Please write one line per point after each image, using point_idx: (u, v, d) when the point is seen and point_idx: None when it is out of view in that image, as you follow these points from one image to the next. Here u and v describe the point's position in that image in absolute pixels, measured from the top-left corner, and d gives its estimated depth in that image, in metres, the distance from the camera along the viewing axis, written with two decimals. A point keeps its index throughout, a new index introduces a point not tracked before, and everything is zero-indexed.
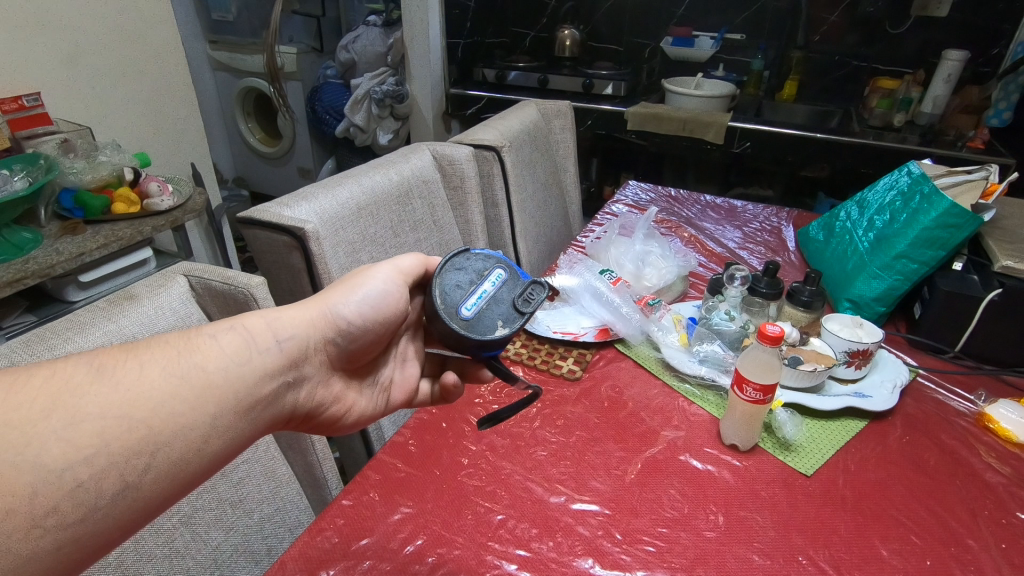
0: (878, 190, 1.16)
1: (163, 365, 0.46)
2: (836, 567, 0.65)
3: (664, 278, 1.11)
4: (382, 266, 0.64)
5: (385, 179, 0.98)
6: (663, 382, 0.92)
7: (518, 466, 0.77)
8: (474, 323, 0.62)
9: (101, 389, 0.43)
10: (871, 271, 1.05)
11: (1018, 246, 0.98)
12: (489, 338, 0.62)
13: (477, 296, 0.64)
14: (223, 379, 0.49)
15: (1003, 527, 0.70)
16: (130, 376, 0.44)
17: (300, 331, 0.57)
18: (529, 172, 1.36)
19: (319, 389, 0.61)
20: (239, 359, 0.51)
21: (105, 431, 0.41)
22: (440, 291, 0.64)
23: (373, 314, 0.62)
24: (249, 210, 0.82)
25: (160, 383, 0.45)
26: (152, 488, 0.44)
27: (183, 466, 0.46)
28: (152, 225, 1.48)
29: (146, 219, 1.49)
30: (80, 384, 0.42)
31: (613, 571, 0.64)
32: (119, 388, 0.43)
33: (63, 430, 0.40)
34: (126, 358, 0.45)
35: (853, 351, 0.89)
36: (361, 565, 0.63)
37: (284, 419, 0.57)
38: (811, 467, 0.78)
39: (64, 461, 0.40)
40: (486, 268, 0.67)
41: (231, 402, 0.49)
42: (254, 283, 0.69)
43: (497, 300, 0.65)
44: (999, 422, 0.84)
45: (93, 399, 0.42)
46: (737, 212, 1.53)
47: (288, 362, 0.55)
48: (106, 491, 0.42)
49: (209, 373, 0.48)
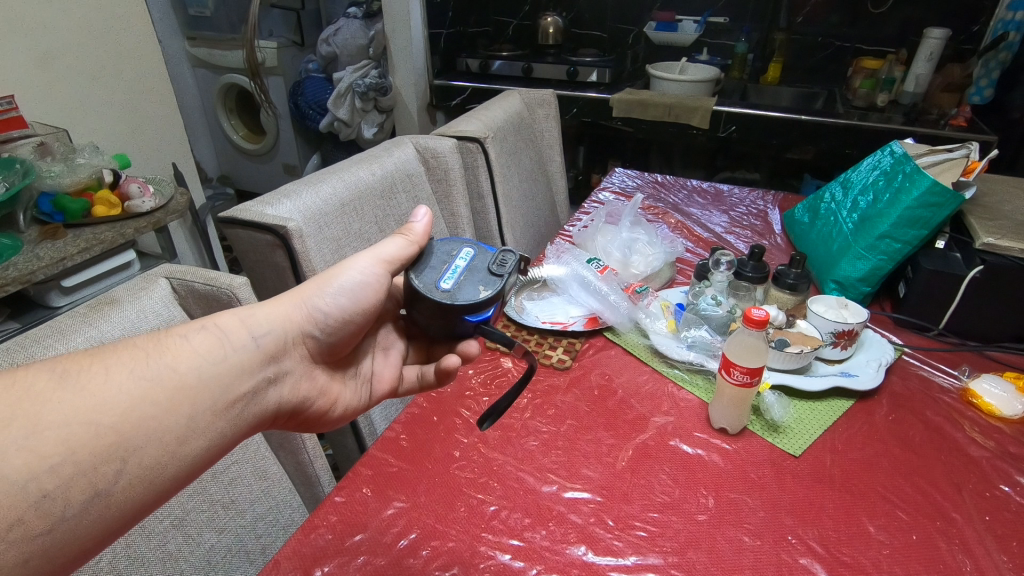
0: (861, 170, 1.17)
1: (131, 367, 0.46)
2: (825, 545, 0.66)
3: (651, 265, 1.12)
4: (358, 256, 0.62)
5: (368, 174, 0.98)
6: (652, 368, 0.93)
7: (510, 456, 0.77)
8: (456, 291, 0.61)
9: (65, 395, 0.43)
10: (855, 252, 1.06)
11: (998, 223, 0.99)
12: (476, 302, 0.61)
13: (453, 270, 0.63)
14: (195, 378, 0.50)
15: (987, 500, 0.72)
16: (94, 380, 0.45)
17: (276, 326, 0.57)
18: (515, 163, 1.35)
19: (302, 384, 0.62)
20: (212, 357, 0.51)
21: (71, 438, 0.42)
22: (414, 271, 0.63)
23: (351, 307, 0.62)
24: (230, 209, 0.81)
25: (127, 386, 0.46)
26: (126, 493, 0.45)
27: (158, 469, 0.46)
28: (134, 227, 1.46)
29: (128, 220, 1.48)
30: (43, 392, 0.43)
31: (606, 557, 0.65)
32: (83, 393, 0.44)
33: (25, 439, 0.40)
34: (91, 363, 0.46)
35: (839, 332, 0.89)
36: (355, 560, 0.64)
37: (268, 416, 0.58)
38: (799, 448, 0.79)
39: (28, 472, 0.40)
40: (454, 249, 0.67)
41: (207, 402, 0.50)
42: (236, 283, 0.67)
43: (473, 269, 0.64)
44: (982, 397, 0.85)
45: (59, 405, 0.42)
46: (723, 196, 1.53)
47: (264, 357, 0.56)
48: (75, 499, 0.42)
49: (181, 373, 0.49)
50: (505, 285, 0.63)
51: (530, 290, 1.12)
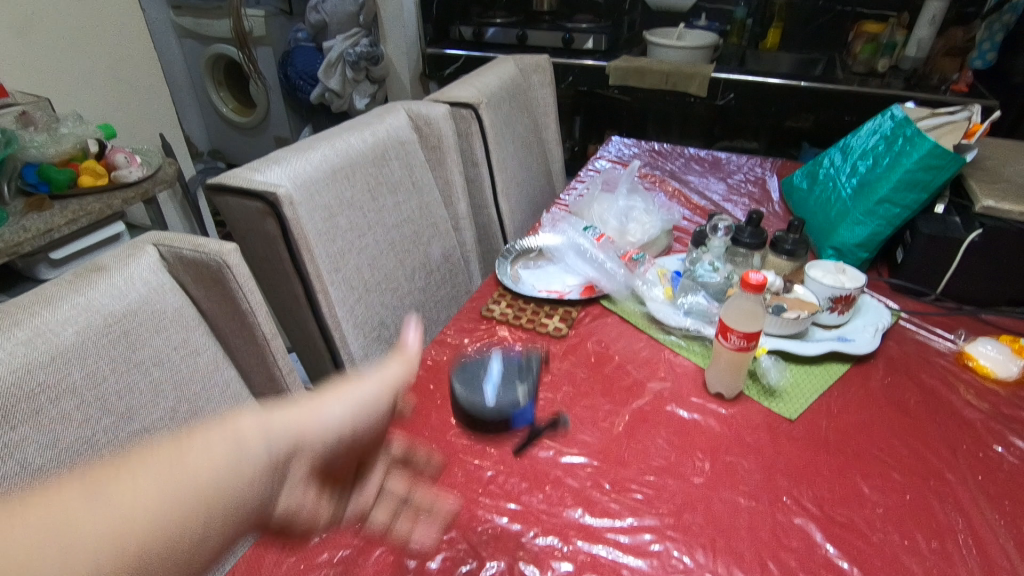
0: (862, 135, 1.15)
1: (158, 471, 0.41)
2: (820, 506, 0.67)
3: (648, 232, 1.11)
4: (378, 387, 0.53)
5: (360, 141, 0.95)
6: (649, 335, 0.93)
7: (507, 421, 0.78)
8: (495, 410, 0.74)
9: (93, 519, 0.38)
10: (854, 218, 1.05)
11: (998, 185, 0.98)
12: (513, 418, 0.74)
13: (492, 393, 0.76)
14: (230, 481, 0.43)
15: (980, 460, 0.72)
16: (120, 495, 0.39)
17: (319, 421, 0.50)
18: (509, 130, 1.33)
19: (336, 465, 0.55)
20: (237, 460, 0.44)
21: (97, 552, 0.37)
22: (480, 410, 0.74)
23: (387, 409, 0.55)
24: (218, 175, 0.79)
25: (153, 495, 0.40)
26: None
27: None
28: (121, 198, 1.45)
29: (116, 191, 1.46)
30: (71, 513, 0.38)
31: (603, 520, 0.65)
32: (109, 505, 0.39)
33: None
34: (113, 476, 0.40)
35: (836, 297, 0.89)
36: (353, 525, 0.64)
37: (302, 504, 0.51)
38: (795, 412, 0.79)
39: None
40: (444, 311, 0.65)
41: (241, 513, 0.44)
42: (226, 251, 0.63)
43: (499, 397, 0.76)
44: (978, 360, 0.86)
45: (86, 531, 0.38)
46: (721, 163, 1.51)
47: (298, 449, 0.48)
48: None
49: (213, 480, 0.43)
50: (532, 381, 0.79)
51: (525, 258, 1.11)
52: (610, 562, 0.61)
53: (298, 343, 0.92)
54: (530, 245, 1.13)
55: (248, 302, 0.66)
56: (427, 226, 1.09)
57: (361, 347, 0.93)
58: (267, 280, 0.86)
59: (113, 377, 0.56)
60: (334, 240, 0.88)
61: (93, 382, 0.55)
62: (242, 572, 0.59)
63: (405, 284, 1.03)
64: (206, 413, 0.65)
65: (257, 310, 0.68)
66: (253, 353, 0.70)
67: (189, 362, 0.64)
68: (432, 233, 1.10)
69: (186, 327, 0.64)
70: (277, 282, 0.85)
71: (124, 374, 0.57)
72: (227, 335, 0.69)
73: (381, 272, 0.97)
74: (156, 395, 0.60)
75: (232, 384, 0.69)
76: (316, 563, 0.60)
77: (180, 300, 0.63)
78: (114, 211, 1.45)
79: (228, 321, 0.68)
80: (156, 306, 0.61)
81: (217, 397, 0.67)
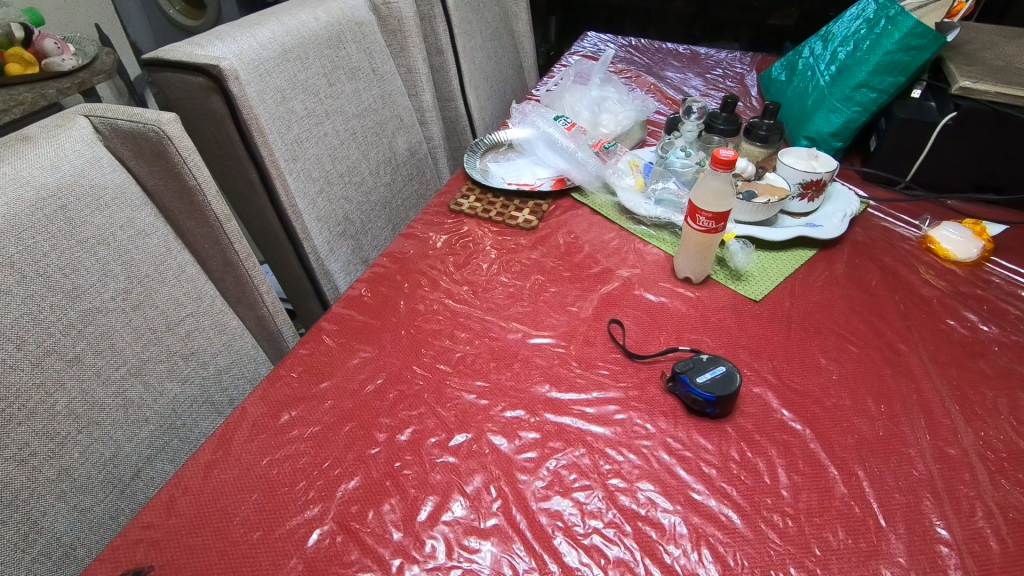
0: (843, 21, 1.09)
1: None
2: (779, 376, 0.69)
3: (621, 123, 1.08)
4: None
5: (312, 19, 0.88)
6: (618, 225, 0.92)
7: (476, 307, 0.77)
8: (734, 373, 0.65)
9: None
10: (830, 105, 1.03)
11: (976, 67, 0.96)
12: (693, 374, 0.64)
13: (721, 369, 0.65)
14: None
15: (933, 333, 0.75)
16: None
17: None
18: (475, 17, 1.25)
19: None
20: None
21: None
22: (702, 407, 0.64)
23: None
24: (155, 50, 0.74)
25: None
26: None
27: None
28: (55, 88, 1.44)
29: (50, 81, 1.45)
30: None
31: (569, 393, 0.66)
32: None
33: None
34: None
35: (807, 182, 0.88)
36: (322, 404, 0.64)
37: None
38: (760, 293, 0.80)
39: None
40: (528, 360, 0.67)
41: None
42: (164, 120, 0.63)
43: (701, 357, 0.67)
44: (940, 243, 0.87)
45: None
46: (699, 58, 1.45)
47: None
48: None
49: None
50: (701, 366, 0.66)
51: (495, 152, 1.07)
52: (574, 430, 0.63)
53: (261, 241, 0.89)
54: (500, 139, 1.09)
55: (195, 179, 0.67)
56: (391, 116, 1.04)
57: (326, 240, 0.91)
58: (219, 167, 0.83)
59: (54, 251, 0.55)
60: (290, 126, 0.84)
61: (32, 254, 0.54)
62: (212, 448, 0.59)
63: (370, 177, 1.00)
64: (161, 293, 0.65)
65: (206, 187, 0.68)
66: (204, 234, 0.71)
67: (138, 241, 0.63)
68: (396, 124, 1.06)
69: (130, 205, 0.63)
70: (230, 169, 0.82)
71: (66, 249, 0.56)
72: (176, 216, 0.70)
73: (342, 163, 0.94)
74: (104, 272, 0.59)
75: (187, 268, 0.68)
76: (284, 439, 0.60)
77: (119, 176, 0.62)
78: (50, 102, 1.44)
79: (175, 199, 0.68)
80: (93, 178, 0.59)
81: (172, 279, 0.66)
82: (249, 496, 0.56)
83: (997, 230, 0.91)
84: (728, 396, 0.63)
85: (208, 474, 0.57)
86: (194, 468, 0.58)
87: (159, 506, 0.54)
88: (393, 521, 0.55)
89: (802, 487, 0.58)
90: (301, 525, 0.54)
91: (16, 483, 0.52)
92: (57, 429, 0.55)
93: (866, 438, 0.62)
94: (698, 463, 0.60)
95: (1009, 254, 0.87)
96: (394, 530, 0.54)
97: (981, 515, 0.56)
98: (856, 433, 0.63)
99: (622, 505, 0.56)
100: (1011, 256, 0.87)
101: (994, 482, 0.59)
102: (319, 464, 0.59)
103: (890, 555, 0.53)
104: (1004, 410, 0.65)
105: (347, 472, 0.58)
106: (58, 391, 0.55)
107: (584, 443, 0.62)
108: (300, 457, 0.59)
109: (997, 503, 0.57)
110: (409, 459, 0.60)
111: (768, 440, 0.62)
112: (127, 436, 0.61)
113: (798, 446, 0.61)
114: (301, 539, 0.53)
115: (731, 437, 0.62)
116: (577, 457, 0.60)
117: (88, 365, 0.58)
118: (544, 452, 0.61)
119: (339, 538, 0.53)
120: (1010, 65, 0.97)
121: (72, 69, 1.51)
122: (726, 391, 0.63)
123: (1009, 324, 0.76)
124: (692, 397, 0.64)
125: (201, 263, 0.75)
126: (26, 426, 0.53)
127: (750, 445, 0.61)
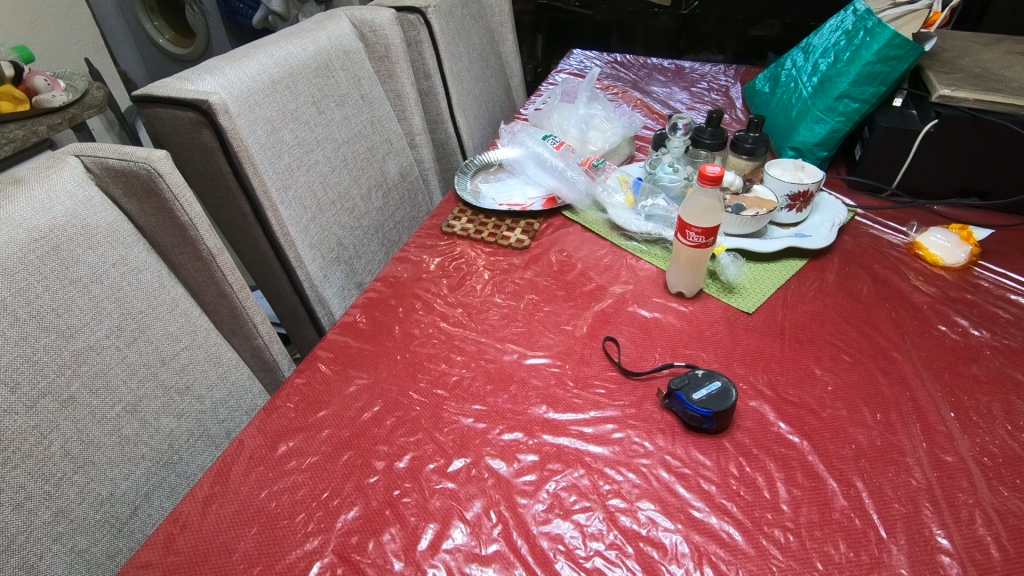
0: (823, 33, 1.11)
1: None
2: (773, 388, 0.69)
3: (609, 140, 1.09)
4: None
5: (300, 49, 0.90)
6: (611, 242, 0.93)
7: (471, 329, 0.78)
8: (730, 388, 0.65)
9: None
10: (814, 116, 1.05)
11: (955, 75, 0.98)
12: (689, 388, 0.65)
13: (716, 385, 0.65)
14: None
15: (926, 339, 0.75)
16: None
17: None
18: (461, 39, 1.27)
19: None
20: None
21: None
22: (701, 423, 0.64)
23: None
24: (145, 87, 0.75)
25: None
26: None
27: None
28: (46, 124, 1.46)
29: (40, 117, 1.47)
30: None
31: (566, 414, 0.66)
32: None
33: None
34: None
35: (794, 194, 0.89)
36: (319, 434, 0.64)
37: None
38: (752, 305, 0.80)
39: None
40: (539, 411, 0.67)
41: None
42: (155, 158, 0.64)
43: (697, 372, 0.68)
44: (928, 249, 0.88)
45: None
46: (685, 72, 1.48)
47: None
48: None
49: None
50: (700, 377, 0.67)
51: (485, 173, 1.08)
52: (573, 450, 0.63)
53: (255, 270, 0.89)
54: (489, 159, 1.10)
55: (186, 215, 0.67)
56: (381, 141, 1.06)
57: (320, 266, 0.91)
58: (210, 198, 0.83)
59: (46, 292, 0.56)
60: (280, 156, 0.84)
61: (25, 296, 0.54)
62: (208, 483, 0.59)
63: (362, 201, 1.01)
64: (155, 330, 0.65)
65: (197, 222, 0.68)
66: (197, 268, 0.72)
67: (131, 278, 0.63)
68: (386, 149, 1.07)
69: (123, 243, 0.63)
70: (222, 200, 0.82)
71: (60, 290, 0.57)
72: (168, 251, 0.70)
73: (334, 190, 0.94)
74: (98, 311, 0.60)
75: (181, 303, 0.69)
76: (282, 471, 0.60)
77: (112, 215, 0.63)
78: (40, 138, 1.47)
79: (168, 234, 0.69)
80: (84, 219, 0.60)
81: (167, 314, 0.67)
82: (248, 530, 0.56)
83: (984, 234, 0.92)
84: (725, 411, 0.63)
85: (206, 509, 0.57)
86: (192, 504, 0.57)
87: (157, 545, 0.54)
88: (394, 551, 0.54)
89: (801, 501, 0.58)
90: (301, 557, 0.54)
91: (12, 528, 0.52)
92: (53, 471, 0.55)
93: (863, 447, 0.63)
94: (698, 480, 0.60)
95: (996, 258, 0.88)
96: (395, 560, 0.54)
97: (981, 522, 0.56)
98: (854, 444, 0.63)
99: (623, 526, 0.56)
100: (999, 259, 0.88)
101: (992, 489, 0.59)
102: (318, 495, 0.58)
103: (892, 566, 0.53)
104: (998, 415, 0.66)
105: (346, 503, 0.58)
106: (53, 432, 0.55)
107: (583, 463, 0.62)
108: (298, 489, 0.59)
109: (997, 509, 0.57)
110: (408, 487, 0.59)
111: (766, 454, 0.62)
112: (124, 474, 0.61)
113: (797, 459, 0.61)
114: (301, 571, 0.53)
115: (729, 453, 0.62)
116: (577, 478, 0.60)
117: (83, 404, 0.58)
118: (543, 474, 0.61)
119: (339, 571, 0.53)
120: (988, 72, 0.99)
121: (63, 104, 1.54)
122: (723, 406, 0.63)
123: (999, 328, 0.77)
124: (689, 414, 0.64)
125: (195, 297, 0.75)
126: (22, 468, 0.53)
127: (748, 459, 0.62)
